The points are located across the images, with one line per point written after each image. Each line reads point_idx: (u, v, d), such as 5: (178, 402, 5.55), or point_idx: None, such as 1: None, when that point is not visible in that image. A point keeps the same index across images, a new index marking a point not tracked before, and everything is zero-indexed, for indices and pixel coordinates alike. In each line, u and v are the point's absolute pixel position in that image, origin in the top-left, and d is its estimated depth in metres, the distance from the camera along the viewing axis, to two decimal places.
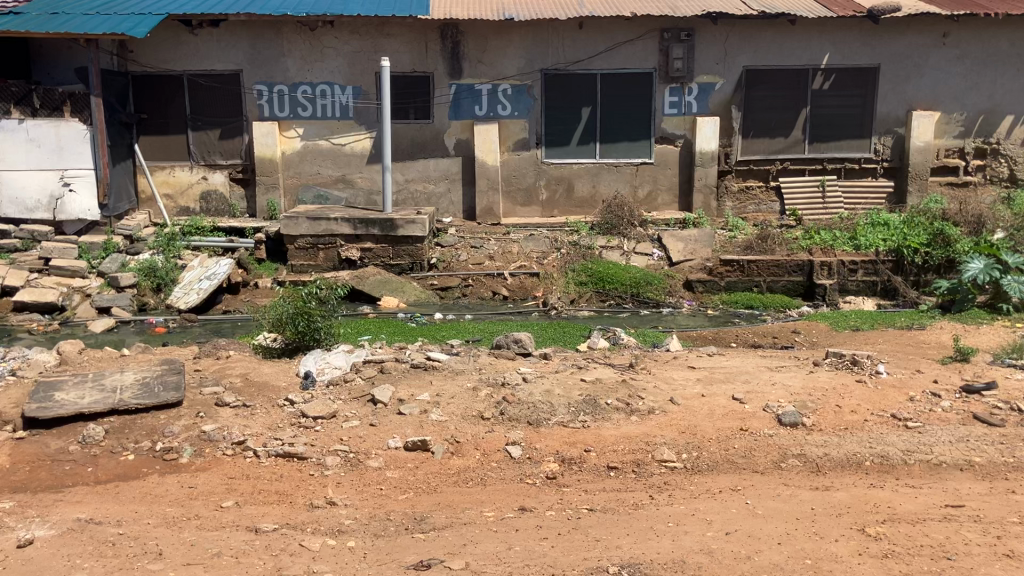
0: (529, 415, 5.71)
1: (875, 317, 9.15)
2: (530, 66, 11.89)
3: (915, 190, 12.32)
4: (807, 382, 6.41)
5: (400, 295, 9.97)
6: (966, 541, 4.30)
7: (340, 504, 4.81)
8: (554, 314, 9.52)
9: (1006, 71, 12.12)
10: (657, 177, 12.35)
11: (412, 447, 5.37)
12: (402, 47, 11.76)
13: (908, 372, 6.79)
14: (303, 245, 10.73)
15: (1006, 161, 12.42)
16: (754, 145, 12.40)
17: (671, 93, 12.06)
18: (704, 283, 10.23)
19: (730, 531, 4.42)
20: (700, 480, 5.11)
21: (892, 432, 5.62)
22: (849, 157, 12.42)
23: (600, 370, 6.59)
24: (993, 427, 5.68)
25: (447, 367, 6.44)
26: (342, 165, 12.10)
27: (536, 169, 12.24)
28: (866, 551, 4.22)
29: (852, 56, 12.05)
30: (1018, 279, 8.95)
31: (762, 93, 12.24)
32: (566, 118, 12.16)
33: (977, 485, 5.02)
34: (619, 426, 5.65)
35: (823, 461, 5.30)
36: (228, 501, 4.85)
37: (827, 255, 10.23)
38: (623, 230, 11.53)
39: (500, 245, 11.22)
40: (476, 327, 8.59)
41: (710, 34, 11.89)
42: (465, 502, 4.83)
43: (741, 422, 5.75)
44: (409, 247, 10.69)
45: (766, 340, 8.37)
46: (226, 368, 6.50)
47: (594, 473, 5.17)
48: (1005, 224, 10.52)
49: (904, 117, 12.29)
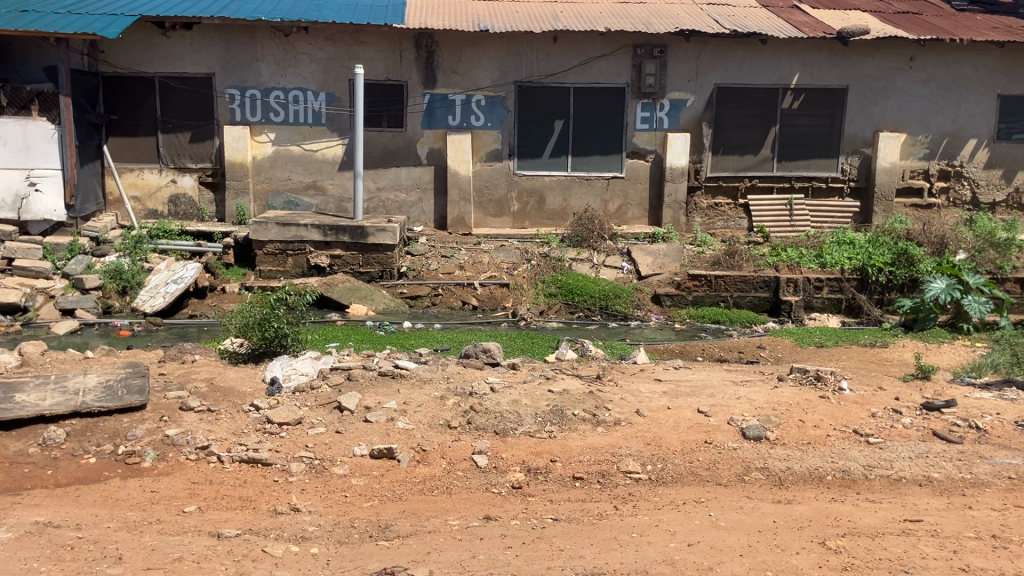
0: (496, 425, 5.72)
1: (840, 334, 9.26)
2: (504, 78, 11.94)
3: (881, 211, 12.52)
4: (772, 397, 6.49)
5: (369, 303, 9.94)
6: (923, 555, 4.37)
7: (303, 510, 4.78)
8: (523, 324, 9.57)
9: (969, 96, 12.36)
10: (627, 192, 12.44)
11: (378, 454, 5.36)
12: (376, 55, 11.75)
13: (871, 389, 6.88)
14: (271, 251, 10.70)
15: (970, 184, 12.66)
16: (723, 162, 12.52)
17: (643, 108, 12.17)
18: (672, 298, 10.31)
19: (693, 542, 4.46)
20: (664, 491, 5.14)
21: (854, 447, 5.70)
22: (816, 176, 12.59)
23: (567, 381, 6.61)
24: (951, 444, 5.78)
25: (415, 375, 6.43)
26: (313, 171, 12.06)
27: (507, 181, 12.27)
28: (826, 563, 4.28)
29: (820, 77, 12.25)
30: (978, 299, 9.16)
31: (732, 112, 12.37)
32: (539, 129, 12.21)
33: (936, 500, 5.09)
34: (585, 437, 5.68)
35: (786, 475, 5.36)
36: (191, 506, 4.80)
37: (793, 272, 10.38)
38: (593, 243, 11.60)
39: (470, 255, 11.23)
40: (444, 336, 8.58)
41: (683, 51, 12.02)
42: (430, 510, 4.83)
43: (706, 434, 5.81)
44: (378, 255, 10.64)
45: (732, 354, 8.46)
46: (191, 373, 6.44)
47: (560, 483, 5.18)
48: (968, 245, 10.68)
49: (871, 138, 12.50)
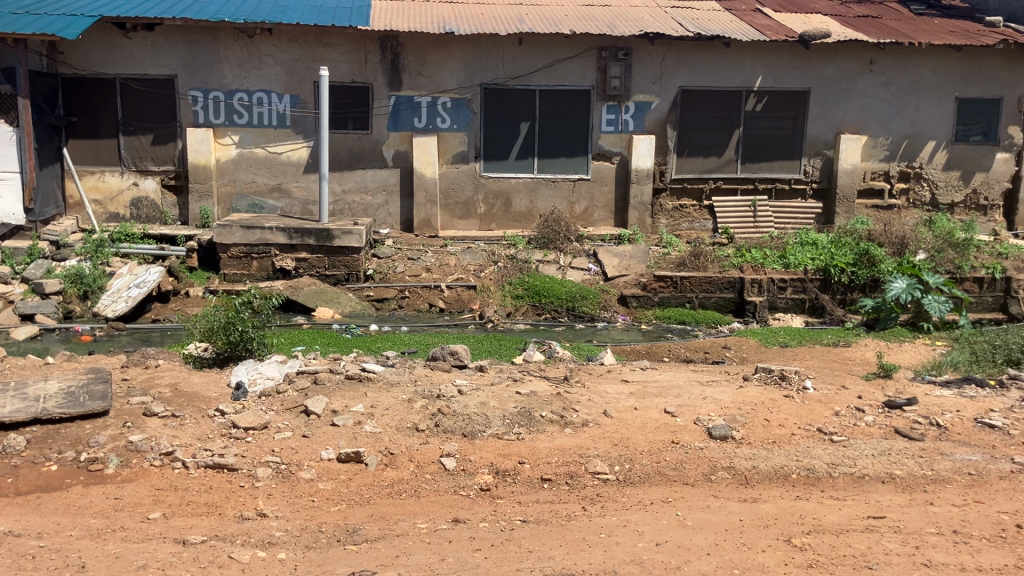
0: (464, 427, 5.72)
1: (803, 333, 9.37)
2: (470, 80, 11.94)
3: (843, 212, 12.69)
4: (737, 397, 6.55)
5: (335, 306, 9.89)
6: (886, 551, 4.43)
7: (270, 515, 4.74)
8: (490, 326, 9.58)
9: (928, 99, 12.58)
10: (594, 194, 12.49)
11: (346, 458, 5.33)
12: (341, 56, 11.69)
13: (834, 387, 6.97)
14: (236, 254, 10.59)
15: (929, 186, 12.87)
16: (688, 164, 12.62)
17: (608, 111, 12.23)
18: (638, 299, 10.37)
19: (661, 541, 4.49)
20: (632, 491, 5.17)
21: (818, 445, 5.77)
22: (779, 178, 12.73)
23: (535, 383, 6.62)
24: (913, 442, 5.87)
25: (382, 378, 6.41)
26: (278, 174, 11.97)
27: (474, 183, 12.26)
28: (792, 561, 4.33)
29: (783, 80, 12.39)
30: (938, 298, 9.32)
31: (697, 114, 12.47)
32: (505, 131, 12.22)
33: (898, 497, 5.17)
34: (553, 439, 5.70)
35: (751, 473, 5.41)
36: (155, 513, 4.75)
37: (757, 272, 10.49)
38: (560, 245, 11.63)
39: (437, 257, 11.20)
40: (412, 339, 8.56)
41: (647, 54, 12.09)
42: (398, 514, 4.81)
43: (673, 434, 5.86)
44: (345, 257, 10.59)
45: (697, 354, 8.52)
46: (154, 378, 6.36)
47: (528, 485, 5.19)
48: (927, 245, 10.85)
49: (832, 140, 12.66)
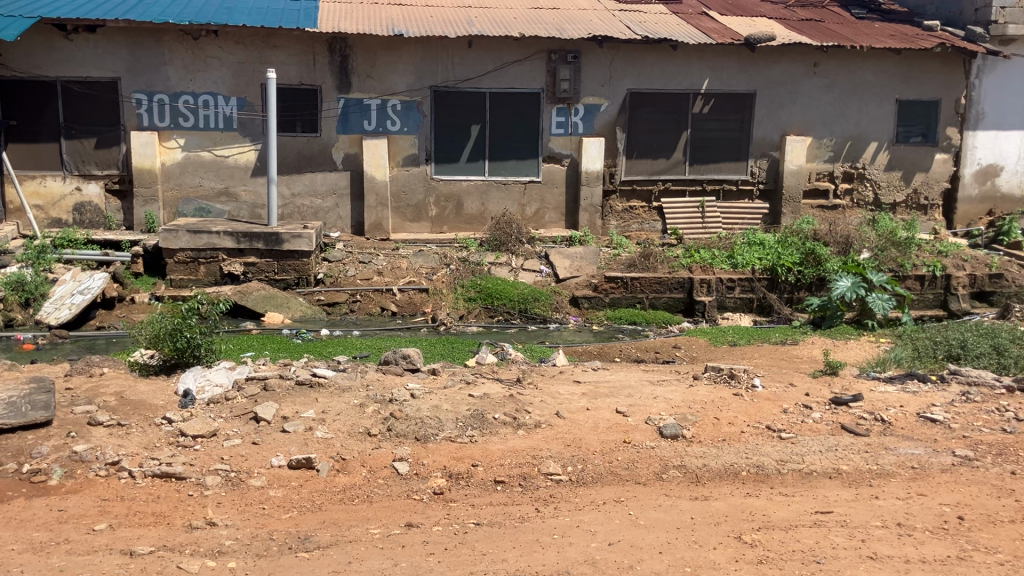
0: (416, 431, 5.69)
1: (751, 332, 9.49)
2: (419, 82, 11.90)
3: (789, 212, 12.89)
4: (687, 396, 6.62)
5: (284, 311, 9.79)
6: (834, 545, 4.52)
7: (220, 524, 4.67)
8: (443, 329, 9.57)
9: (870, 101, 12.85)
10: (545, 196, 12.53)
11: (297, 465, 5.28)
12: (288, 59, 11.58)
13: (781, 385, 7.08)
14: (183, 259, 10.43)
15: (872, 186, 13.14)
16: (637, 166, 12.71)
17: (558, 113, 12.29)
18: (590, 300, 10.43)
19: (614, 541, 4.52)
20: (585, 492, 5.19)
21: (767, 443, 5.86)
22: (727, 179, 12.89)
23: (488, 386, 6.61)
24: (859, 437, 5.98)
25: (333, 383, 6.35)
26: (225, 177, 11.81)
27: (425, 186, 12.22)
28: (742, 557, 4.39)
29: (729, 82, 12.56)
30: (881, 296, 9.51)
31: (645, 116, 12.58)
32: (455, 134, 12.20)
33: (845, 492, 5.26)
34: (506, 440, 5.71)
35: (702, 471, 5.47)
36: (101, 524, 4.65)
37: (706, 272, 10.61)
38: (512, 247, 11.64)
39: (389, 260, 11.14)
40: (363, 343, 8.51)
41: (596, 57, 12.17)
42: (351, 520, 4.77)
43: (625, 434, 5.90)
44: (294, 262, 10.49)
45: (648, 354, 8.60)
46: (99, 387, 6.24)
47: (482, 487, 5.19)
48: (871, 244, 11.07)
49: (778, 141, 12.86)
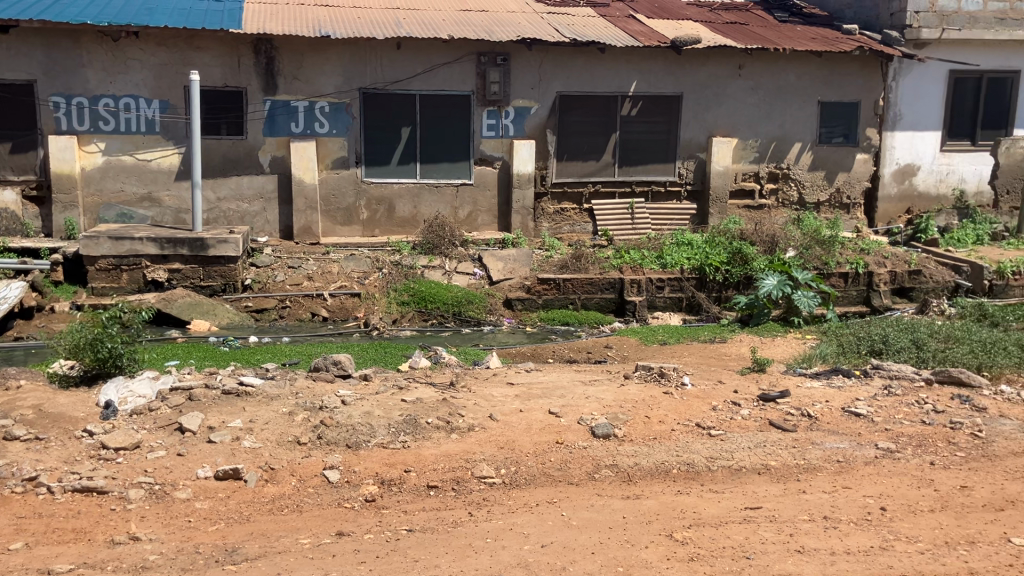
0: (347, 438, 5.62)
1: (681, 331, 9.61)
2: (348, 84, 11.78)
3: (716, 213, 13.09)
4: (619, 395, 6.67)
5: (212, 318, 9.60)
6: (763, 540, 4.58)
7: (143, 539, 4.54)
8: (375, 334, 9.48)
9: (793, 103, 13.13)
10: (477, 198, 12.50)
11: (224, 475, 5.16)
12: (212, 60, 11.35)
13: (711, 383, 7.18)
14: (105, 266, 10.15)
15: (796, 186, 13.42)
16: (568, 168, 12.77)
17: (488, 115, 12.28)
18: (523, 301, 10.45)
19: (546, 543, 4.51)
20: (518, 494, 5.18)
21: (697, 440, 5.92)
22: (656, 181, 13.04)
23: (421, 390, 6.56)
24: (786, 433, 6.09)
25: (261, 392, 6.23)
26: (148, 182, 11.52)
27: (355, 189, 12.10)
28: (673, 555, 4.42)
29: (657, 85, 12.71)
30: (806, 293, 9.72)
31: (575, 119, 12.66)
32: (385, 137, 12.10)
33: (773, 487, 5.35)
34: (439, 445, 5.67)
35: (634, 470, 5.51)
36: (17, 543, 4.48)
37: (636, 273, 10.71)
38: (444, 250, 11.59)
39: (319, 265, 10.99)
40: (292, 349, 8.38)
41: (525, 59, 12.20)
42: (280, 530, 4.68)
43: (557, 435, 5.91)
44: (221, 268, 10.28)
45: (581, 354, 8.65)
46: (16, 400, 6.01)
47: (414, 493, 5.14)
48: (796, 242, 11.31)
49: (705, 143, 13.05)
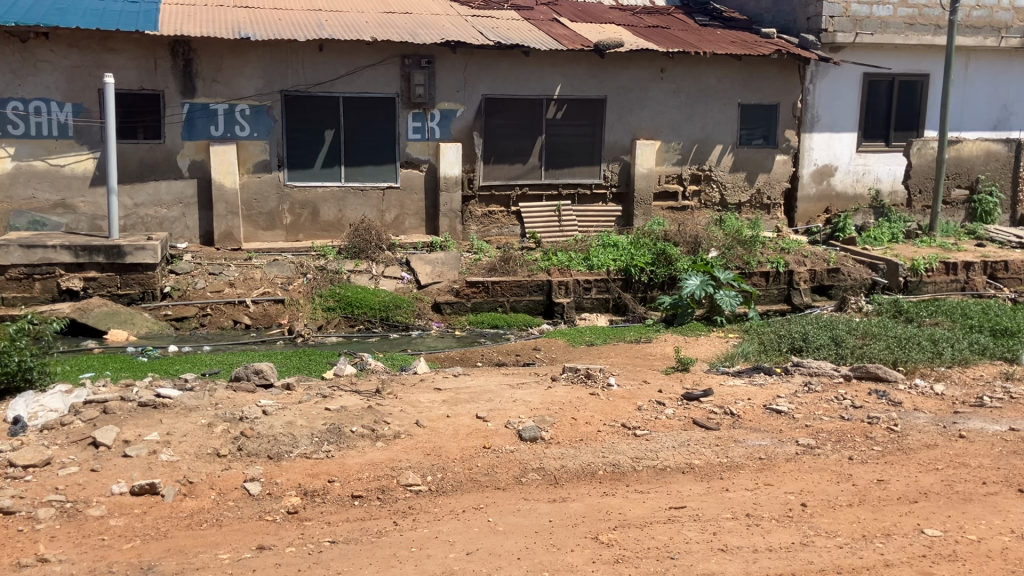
0: (269, 449, 5.51)
1: (608, 332, 9.68)
2: (269, 87, 11.58)
3: (641, 214, 13.23)
4: (546, 397, 6.68)
5: (130, 327, 9.34)
6: (687, 540, 4.63)
7: (53, 560, 4.37)
8: (300, 341, 9.34)
9: (714, 105, 13.35)
10: (403, 202, 12.41)
11: (139, 491, 5.00)
12: (127, 63, 11.04)
13: (636, 383, 7.24)
14: (15, 275, 9.78)
15: (718, 187, 13.65)
16: (494, 171, 12.77)
17: (413, 118, 12.20)
18: (451, 305, 10.37)
19: (472, 550, 4.49)
20: (444, 501, 5.14)
21: (622, 441, 5.96)
22: (581, 183, 13.12)
23: (345, 398, 6.47)
24: (710, 431, 6.17)
25: (179, 403, 6.07)
26: (61, 188, 11.15)
27: (278, 193, 11.90)
28: (599, 558, 4.44)
29: (581, 88, 12.79)
30: (729, 292, 9.89)
31: (501, 122, 12.66)
32: (308, 140, 11.93)
33: (697, 486, 5.41)
34: (364, 453, 5.60)
35: (560, 473, 5.52)
36: None
37: (564, 275, 10.75)
38: (371, 254, 11.47)
39: (241, 271, 10.76)
40: (213, 358, 8.18)
41: (450, 62, 12.16)
42: (198, 546, 4.56)
43: (484, 439, 5.89)
44: (139, 275, 10.01)
45: (509, 357, 8.65)
46: None
47: (338, 503, 5.06)
48: (718, 243, 11.50)
49: (629, 145, 13.18)
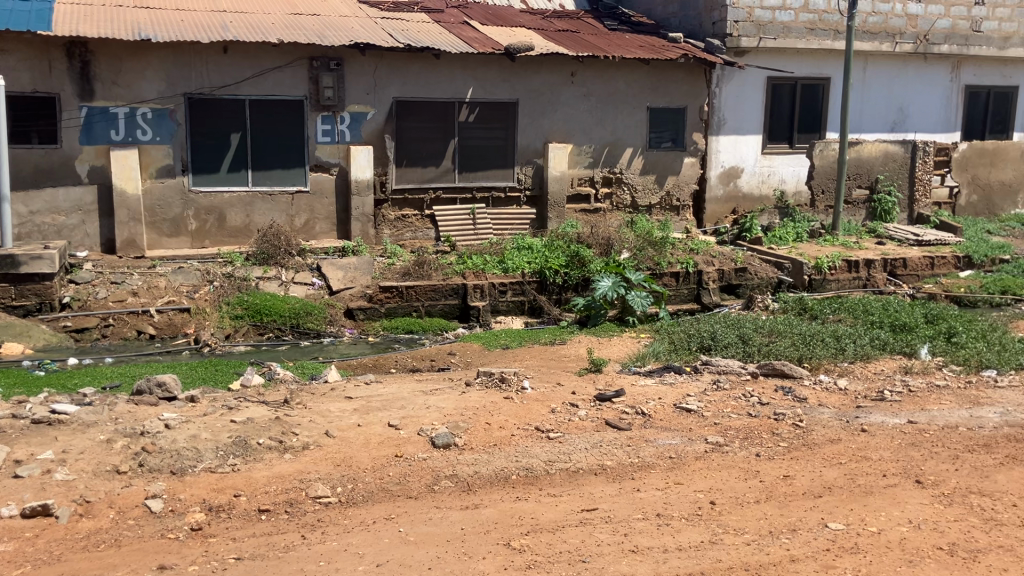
0: (172, 465, 5.35)
1: (522, 334, 9.70)
2: (171, 90, 11.27)
3: (554, 217, 13.30)
4: (459, 403, 6.64)
5: (26, 341, 8.97)
6: (598, 543, 4.65)
7: None
8: (207, 351, 9.10)
9: (624, 108, 13.51)
10: (314, 206, 12.22)
11: (31, 513, 4.78)
12: (19, 64, 10.58)
13: (549, 385, 7.26)
14: None
15: (630, 189, 13.82)
16: (407, 175, 12.67)
17: (323, 121, 12.03)
18: (365, 311, 10.26)
19: (382, 562, 4.42)
20: (354, 512, 5.05)
21: (535, 444, 5.96)
22: (495, 186, 13.12)
23: (252, 409, 6.31)
24: (621, 432, 6.22)
25: (76, 419, 5.83)
26: None
27: (182, 199, 11.57)
28: (510, 564, 4.42)
29: (493, 91, 12.80)
30: (640, 293, 10.02)
31: (413, 125, 12.57)
32: (214, 144, 11.65)
33: (608, 487, 5.44)
34: (271, 466, 5.48)
35: (473, 479, 5.49)
36: None
37: (478, 278, 10.73)
38: (281, 260, 11.25)
39: (144, 279, 10.43)
40: (115, 371, 7.90)
41: (359, 64, 12.03)
42: (94, 569, 4.38)
43: (396, 448, 5.82)
44: (35, 286, 9.61)
45: (423, 362, 8.59)
46: None
47: (244, 518, 4.93)
48: (630, 245, 11.64)
49: (542, 148, 13.24)
